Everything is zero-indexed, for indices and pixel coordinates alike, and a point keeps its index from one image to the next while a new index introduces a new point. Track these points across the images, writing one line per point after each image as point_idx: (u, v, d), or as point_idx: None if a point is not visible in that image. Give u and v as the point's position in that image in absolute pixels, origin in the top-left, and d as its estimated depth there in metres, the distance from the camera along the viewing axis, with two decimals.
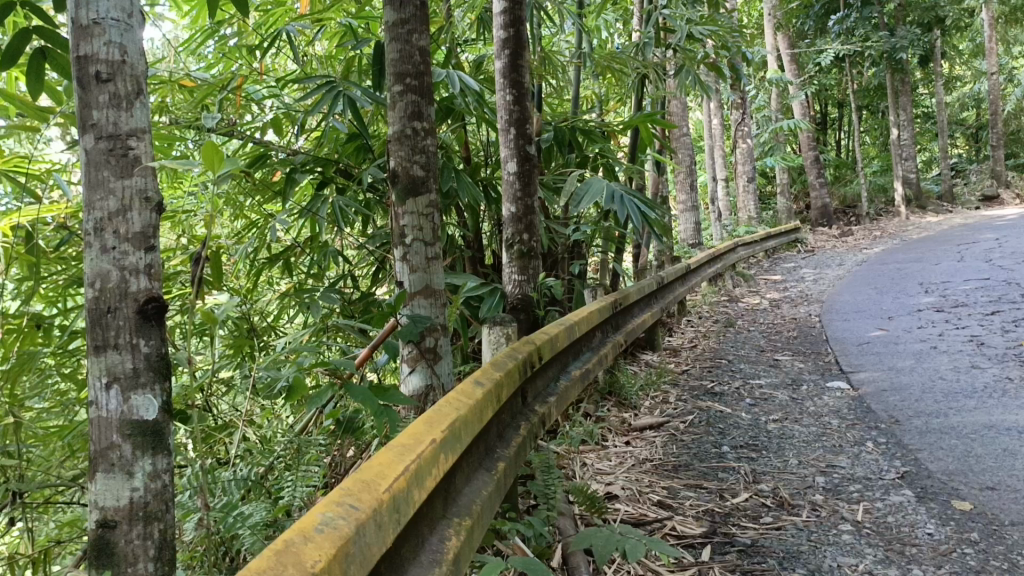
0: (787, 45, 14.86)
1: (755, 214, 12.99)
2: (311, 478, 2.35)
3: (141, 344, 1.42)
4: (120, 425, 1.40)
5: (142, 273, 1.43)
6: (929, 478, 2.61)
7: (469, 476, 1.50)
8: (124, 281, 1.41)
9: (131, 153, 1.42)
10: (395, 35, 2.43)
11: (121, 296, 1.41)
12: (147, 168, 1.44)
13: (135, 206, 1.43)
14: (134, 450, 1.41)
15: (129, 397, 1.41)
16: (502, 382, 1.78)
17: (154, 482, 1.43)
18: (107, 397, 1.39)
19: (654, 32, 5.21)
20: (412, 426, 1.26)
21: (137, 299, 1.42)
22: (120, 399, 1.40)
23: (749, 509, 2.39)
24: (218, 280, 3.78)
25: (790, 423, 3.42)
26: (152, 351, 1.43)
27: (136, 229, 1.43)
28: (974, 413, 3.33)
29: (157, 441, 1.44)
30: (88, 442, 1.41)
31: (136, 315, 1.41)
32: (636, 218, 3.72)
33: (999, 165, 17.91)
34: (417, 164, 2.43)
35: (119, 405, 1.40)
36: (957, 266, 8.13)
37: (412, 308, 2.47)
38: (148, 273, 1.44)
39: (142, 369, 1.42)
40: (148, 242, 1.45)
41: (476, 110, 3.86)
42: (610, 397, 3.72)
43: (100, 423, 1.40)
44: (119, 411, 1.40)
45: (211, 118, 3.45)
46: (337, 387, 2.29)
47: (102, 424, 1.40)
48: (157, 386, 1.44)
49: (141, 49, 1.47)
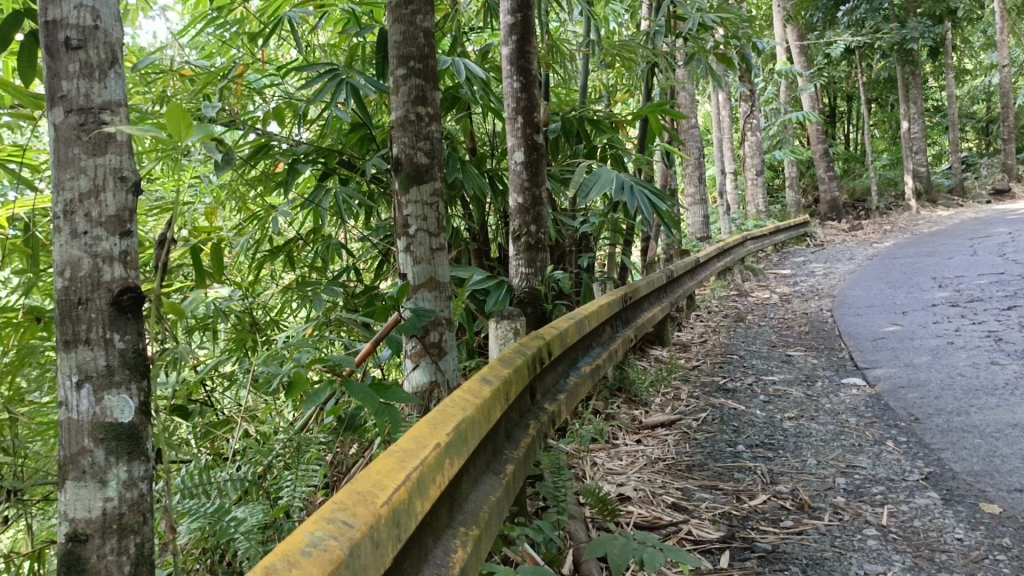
0: (796, 37, 14.74)
1: (764, 207, 12.88)
2: (309, 479, 2.25)
3: (115, 339, 1.33)
4: (92, 428, 1.31)
5: (117, 262, 1.34)
6: (955, 479, 2.50)
7: (475, 480, 1.40)
8: (97, 269, 1.32)
9: (104, 129, 1.34)
10: (398, 16, 2.32)
11: (93, 286, 1.32)
12: (121, 146, 1.36)
13: (109, 186, 1.34)
14: (108, 456, 1.32)
15: (102, 397, 1.32)
16: (511, 378, 1.68)
17: (129, 491, 1.34)
18: (78, 398, 1.30)
19: (665, 20, 5.09)
20: (414, 429, 1.16)
21: (111, 289, 1.33)
22: (92, 399, 1.31)
23: (768, 512, 2.29)
24: (218, 273, 3.69)
25: (806, 421, 3.31)
26: (127, 346, 1.35)
27: (111, 212, 1.34)
28: (997, 411, 3.21)
29: (133, 447, 1.35)
30: (57, 448, 1.32)
31: (109, 307, 1.32)
32: (646, 209, 3.61)
33: (1010, 158, 17.68)
34: (421, 151, 2.33)
35: (91, 407, 1.31)
36: (970, 260, 7.99)
37: (416, 302, 2.37)
38: (124, 261, 1.36)
39: (117, 366, 1.33)
40: (124, 227, 1.36)
41: (482, 99, 3.74)
42: (620, 394, 3.62)
43: (70, 426, 1.30)
44: (91, 413, 1.31)
45: (211, 108, 3.33)
46: (338, 384, 2.20)
47: (73, 427, 1.30)
48: (133, 385, 1.36)
49: (116, 16, 1.38)
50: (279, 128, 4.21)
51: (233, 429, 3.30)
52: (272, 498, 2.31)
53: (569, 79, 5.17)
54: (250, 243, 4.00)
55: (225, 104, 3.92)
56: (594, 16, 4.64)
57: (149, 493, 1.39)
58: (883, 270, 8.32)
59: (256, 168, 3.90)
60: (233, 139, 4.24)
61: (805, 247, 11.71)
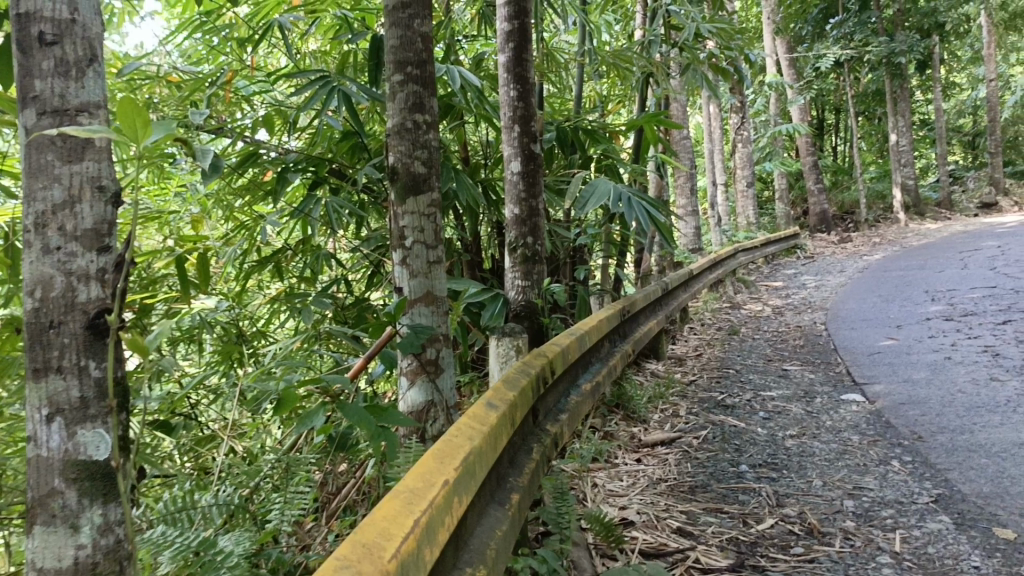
0: (786, 50, 14.80)
1: (754, 220, 12.87)
2: (299, 504, 2.15)
3: (90, 366, 1.32)
4: (63, 467, 1.28)
5: (93, 280, 1.33)
6: (965, 502, 2.43)
7: (480, 514, 1.30)
8: (71, 288, 1.30)
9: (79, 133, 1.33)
10: (395, 20, 2.24)
11: (67, 307, 1.30)
12: (98, 153, 1.35)
13: (85, 197, 1.32)
14: (81, 499, 1.28)
15: (75, 432, 1.30)
16: (516, 402, 1.59)
17: (103, 537, 1.30)
18: (49, 432, 1.28)
19: (660, 29, 5.03)
20: (419, 464, 1.07)
21: (87, 312, 1.31)
22: (63, 435, 1.29)
23: (777, 538, 2.21)
24: (205, 284, 3.58)
25: (808, 439, 3.24)
26: (101, 375, 1.34)
27: (87, 226, 1.33)
28: (1002, 430, 3.14)
29: (107, 488, 1.32)
30: (25, 489, 1.27)
31: (84, 330, 1.31)
32: (644, 221, 3.53)
33: (997, 171, 17.79)
34: (418, 160, 2.24)
35: (62, 443, 1.28)
36: (961, 274, 7.98)
37: (412, 317, 2.27)
38: (100, 280, 1.34)
39: (91, 399, 1.32)
40: (101, 242, 1.34)
41: (477, 107, 3.66)
42: (618, 410, 3.53)
43: (39, 464, 1.27)
44: (63, 450, 1.28)
45: (197, 115, 3.24)
46: (330, 405, 2.10)
47: (43, 465, 1.27)
48: (107, 420, 1.34)
49: (94, 10, 1.37)
50: (268, 136, 4.11)
51: (219, 446, 3.19)
52: (259, 525, 2.20)
53: (563, 88, 5.09)
54: (238, 253, 3.89)
55: (213, 111, 3.83)
56: (589, 25, 4.58)
57: (126, 539, 1.35)
58: (874, 284, 8.29)
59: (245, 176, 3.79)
60: (221, 147, 4.13)
61: (795, 259, 11.69)
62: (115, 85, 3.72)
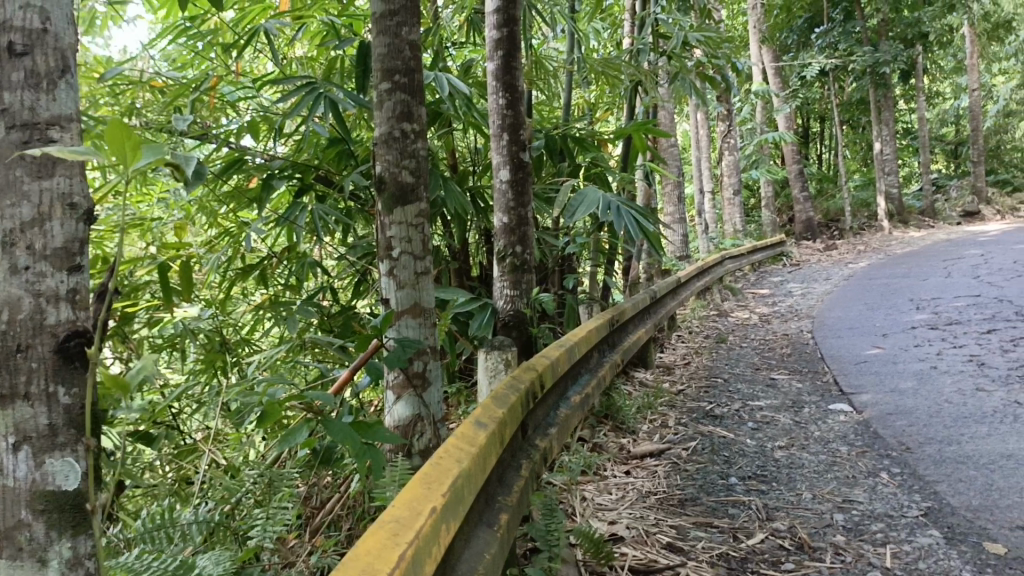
0: (772, 58, 14.89)
1: (741, 227, 12.92)
2: (282, 521, 2.11)
3: (60, 393, 1.30)
4: (30, 498, 1.25)
5: (63, 301, 1.31)
6: (954, 516, 2.41)
7: (468, 536, 1.27)
8: (40, 311, 1.28)
9: (50, 145, 1.32)
10: (382, 28, 2.21)
11: (36, 330, 1.28)
12: (69, 168, 1.34)
13: (56, 214, 1.31)
14: (49, 531, 1.27)
15: (43, 461, 1.27)
16: (505, 419, 1.56)
17: (73, 570, 1.28)
18: (15, 462, 1.25)
19: (648, 37, 5.02)
20: (406, 491, 1.04)
21: (57, 334, 1.30)
22: (31, 465, 1.26)
23: (767, 553, 2.19)
24: (188, 292, 3.52)
25: (797, 450, 3.22)
26: (71, 401, 1.31)
27: (58, 244, 1.31)
28: (989, 441, 3.13)
29: (77, 519, 1.30)
30: None
31: (54, 354, 1.29)
32: (632, 230, 3.51)
33: (979, 180, 17.95)
34: (406, 169, 2.21)
35: (30, 472, 1.26)
36: (946, 283, 8.02)
37: (399, 329, 2.23)
38: (71, 300, 1.33)
39: (60, 426, 1.29)
40: (72, 261, 1.33)
41: (465, 115, 3.64)
42: (607, 421, 3.50)
43: (3, 496, 1.24)
44: (30, 481, 1.25)
45: (181, 121, 3.19)
46: (315, 420, 2.05)
47: (7, 497, 1.24)
48: (76, 447, 1.32)
49: (66, 20, 1.36)
50: (254, 143, 4.07)
51: (201, 457, 3.13)
52: (241, 542, 2.16)
53: (551, 96, 5.07)
54: (222, 260, 3.84)
55: (198, 116, 3.78)
56: (578, 33, 4.56)
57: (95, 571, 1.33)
58: (860, 292, 8.32)
59: (229, 184, 3.75)
60: (205, 154, 4.08)
61: (781, 267, 11.72)
62: (97, 91, 3.67)
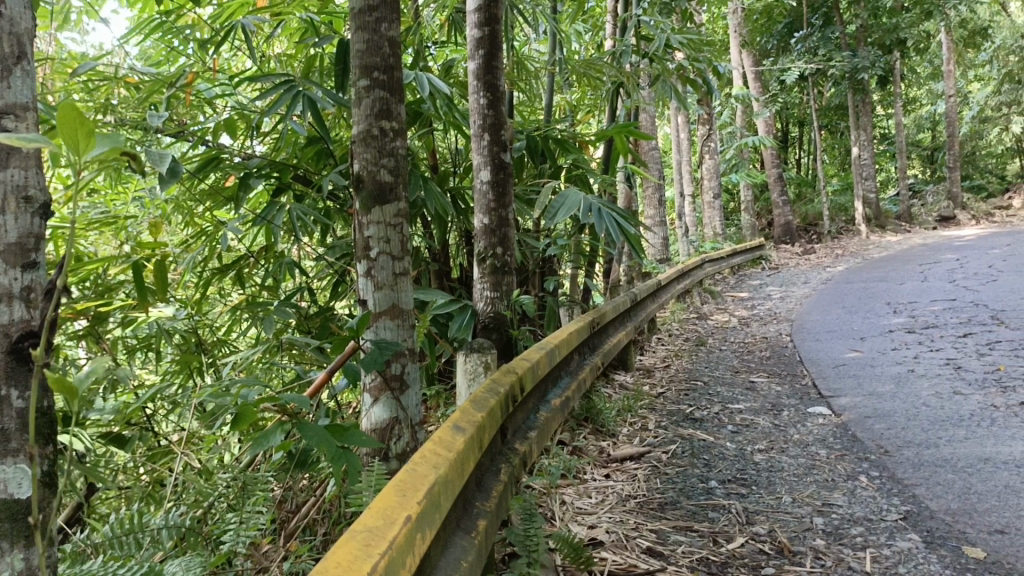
0: (752, 62, 14.98)
1: (720, 230, 13.00)
2: (255, 526, 2.07)
3: (12, 396, 1.26)
4: None
5: (17, 299, 1.28)
6: (933, 519, 2.42)
7: (445, 544, 1.24)
8: None
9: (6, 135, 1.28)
10: (362, 23, 2.16)
11: None
12: (25, 160, 1.30)
13: (11, 209, 1.28)
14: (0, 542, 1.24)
15: None
16: (484, 423, 1.53)
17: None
18: None
19: (630, 39, 5.01)
20: (379, 499, 1.01)
21: (10, 335, 1.26)
22: None
23: (747, 557, 2.18)
24: (163, 291, 3.46)
25: (777, 454, 3.22)
26: (25, 405, 1.28)
27: (12, 240, 1.27)
28: (967, 444, 3.14)
29: (29, 530, 1.27)
30: None
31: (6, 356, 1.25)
32: (613, 232, 3.49)
33: (955, 186, 18.19)
34: (385, 168, 2.17)
35: None
36: (922, 286, 8.09)
37: (377, 331, 2.19)
38: (24, 298, 1.29)
39: (13, 432, 1.26)
40: (26, 258, 1.29)
41: (446, 115, 3.60)
42: (586, 424, 3.48)
43: None
44: None
45: (156, 118, 3.13)
46: (290, 422, 2.01)
47: None
48: (33, 454, 1.28)
49: (23, 6, 1.32)
50: (230, 141, 4.00)
51: (174, 459, 3.06)
52: (213, 547, 2.11)
53: (533, 97, 5.05)
54: (198, 259, 3.78)
55: (173, 113, 3.72)
56: (560, 34, 4.54)
57: None
58: (838, 295, 8.38)
59: (205, 182, 3.68)
60: (180, 152, 4.02)
61: (759, 270, 11.80)
62: (69, 86, 3.60)
